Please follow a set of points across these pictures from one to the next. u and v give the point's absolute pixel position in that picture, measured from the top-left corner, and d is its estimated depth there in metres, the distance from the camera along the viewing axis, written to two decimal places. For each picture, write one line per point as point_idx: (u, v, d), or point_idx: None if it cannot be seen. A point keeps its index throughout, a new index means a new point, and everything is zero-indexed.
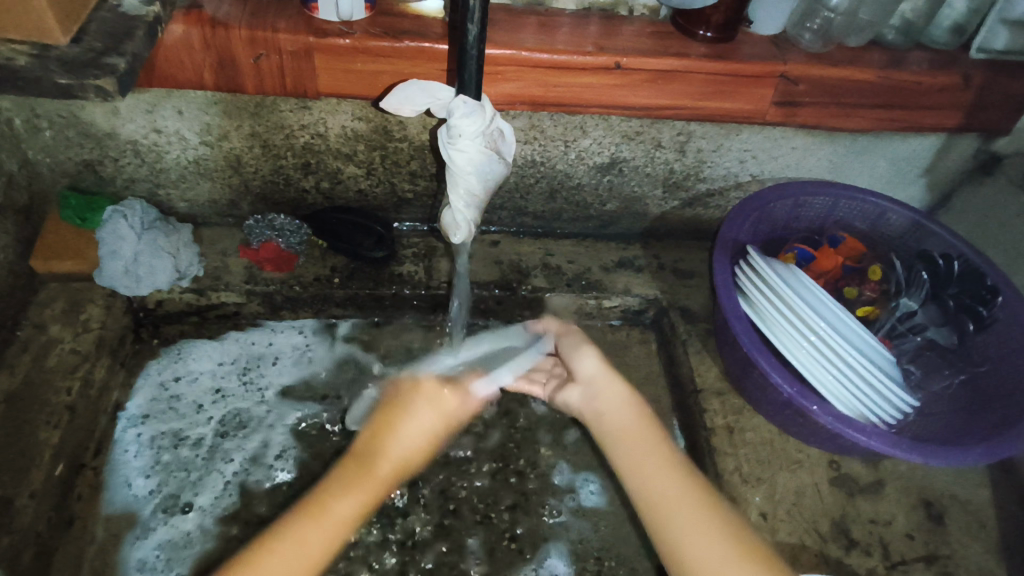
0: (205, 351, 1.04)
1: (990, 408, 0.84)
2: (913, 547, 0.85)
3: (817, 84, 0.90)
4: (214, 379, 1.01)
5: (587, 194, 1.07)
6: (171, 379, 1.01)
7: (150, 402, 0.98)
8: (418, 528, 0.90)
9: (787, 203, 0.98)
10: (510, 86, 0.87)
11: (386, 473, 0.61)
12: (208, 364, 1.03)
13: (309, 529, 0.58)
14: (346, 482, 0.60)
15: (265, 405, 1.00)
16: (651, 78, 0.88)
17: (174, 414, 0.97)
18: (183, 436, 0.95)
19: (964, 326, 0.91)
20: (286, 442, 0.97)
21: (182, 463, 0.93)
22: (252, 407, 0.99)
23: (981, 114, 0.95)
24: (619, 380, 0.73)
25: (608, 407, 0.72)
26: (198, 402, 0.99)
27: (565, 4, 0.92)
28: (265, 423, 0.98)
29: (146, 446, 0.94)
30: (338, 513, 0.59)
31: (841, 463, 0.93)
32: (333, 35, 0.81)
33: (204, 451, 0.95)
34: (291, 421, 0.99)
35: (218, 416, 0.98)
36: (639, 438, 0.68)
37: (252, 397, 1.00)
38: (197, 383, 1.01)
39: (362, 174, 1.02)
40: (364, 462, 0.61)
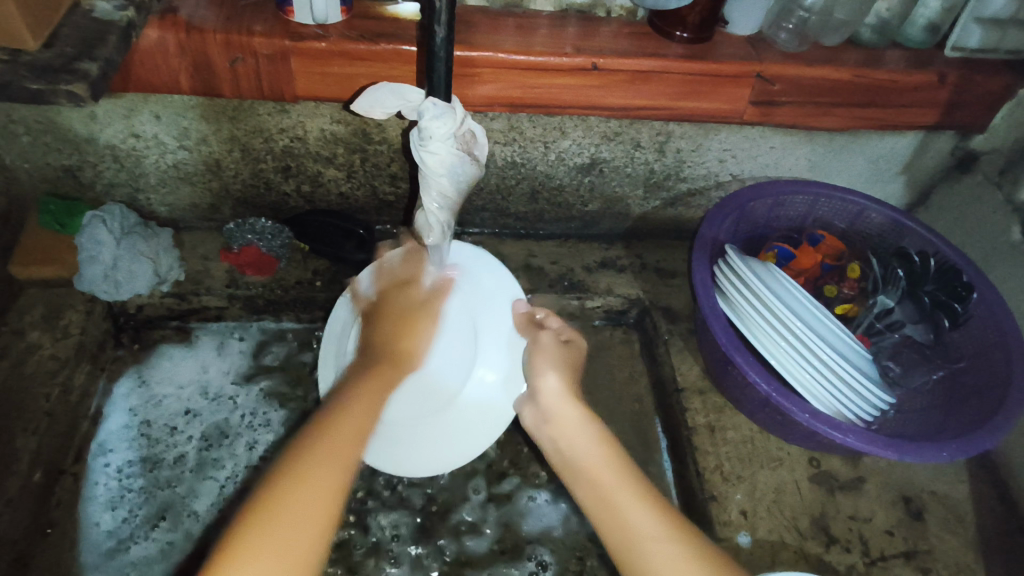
0: (168, 372, 1.02)
1: (966, 404, 0.85)
2: (892, 543, 0.86)
3: (794, 83, 0.91)
4: (182, 402, 0.99)
5: (568, 194, 1.07)
6: (140, 405, 0.98)
7: (119, 430, 0.96)
8: (400, 534, 0.90)
9: (767, 201, 0.99)
10: (487, 88, 0.87)
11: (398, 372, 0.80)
12: (173, 386, 1.01)
13: (337, 423, 0.63)
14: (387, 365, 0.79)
15: (240, 410, 0.99)
16: (628, 80, 0.88)
17: (149, 440, 0.95)
18: (160, 458, 0.94)
19: (938, 323, 0.89)
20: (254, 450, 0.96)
21: (164, 481, 0.92)
22: (229, 416, 0.99)
23: (957, 112, 0.95)
24: (573, 406, 0.76)
25: (570, 434, 0.73)
26: (170, 425, 0.97)
27: (543, 5, 0.92)
28: (246, 424, 0.98)
29: (115, 476, 0.91)
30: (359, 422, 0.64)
31: (821, 460, 0.93)
32: (310, 38, 0.81)
33: (191, 465, 0.94)
34: (271, 420, 0.99)
35: (196, 431, 0.97)
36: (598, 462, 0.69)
37: (224, 408, 0.99)
38: (165, 407, 0.98)
39: (343, 177, 1.02)
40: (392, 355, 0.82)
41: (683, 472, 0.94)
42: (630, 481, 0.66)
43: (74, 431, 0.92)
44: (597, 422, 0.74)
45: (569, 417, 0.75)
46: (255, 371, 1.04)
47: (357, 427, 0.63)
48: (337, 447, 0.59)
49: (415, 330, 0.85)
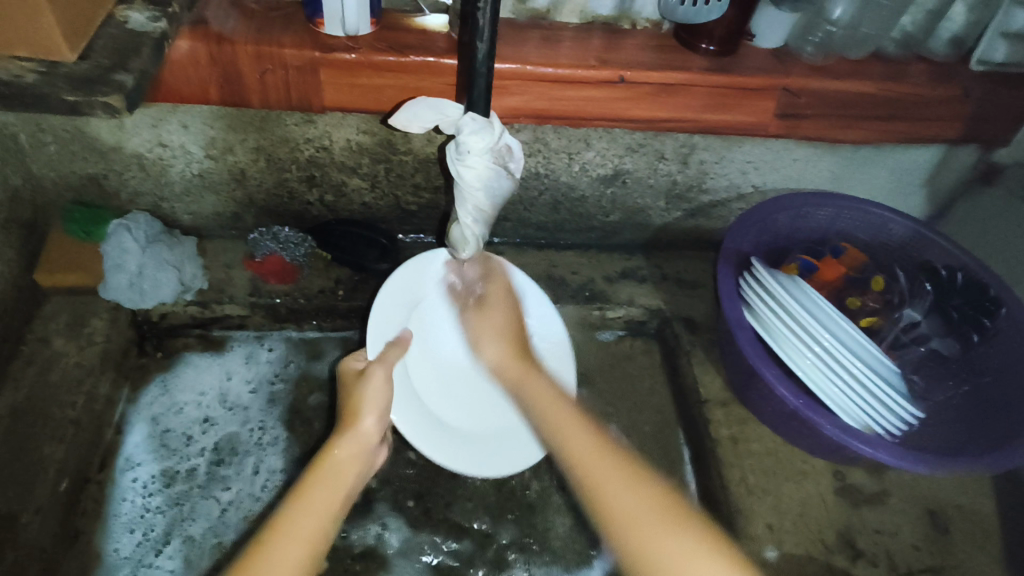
0: (188, 381, 1.02)
1: (993, 419, 0.84)
2: (918, 558, 0.86)
3: (819, 96, 0.91)
4: (201, 409, 0.99)
5: (590, 205, 1.07)
6: (162, 413, 0.98)
7: (141, 443, 0.95)
8: (423, 535, 0.90)
9: (789, 213, 0.99)
10: (513, 99, 0.88)
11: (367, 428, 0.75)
12: (194, 393, 1.01)
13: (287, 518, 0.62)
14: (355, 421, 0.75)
15: (252, 424, 0.99)
16: (654, 92, 0.88)
17: (166, 452, 0.95)
18: (174, 473, 0.93)
19: (968, 338, 0.90)
20: (265, 467, 0.95)
21: (175, 498, 0.91)
22: (243, 429, 0.98)
23: (981, 126, 0.95)
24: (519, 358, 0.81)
25: (529, 392, 0.75)
26: (187, 434, 0.97)
27: (568, 18, 0.93)
28: (259, 442, 0.98)
29: (139, 493, 0.91)
30: (352, 455, 0.72)
31: (846, 474, 0.93)
32: (339, 50, 0.82)
33: (199, 480, 0.93)
34: (284, 445, 0.98)
35: (211, 444, 0.97)
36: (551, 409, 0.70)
37: (237, 419, 0.99)
38: (184, 415, 0.98)
39: (366, 187, 1.02)
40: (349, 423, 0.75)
41: (707, 484, 0.94)
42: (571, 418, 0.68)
43: (99, 439, 0.92)
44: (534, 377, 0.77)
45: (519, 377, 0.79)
46: (276, 384, 1.03)
47: (312, 518, 0.63)
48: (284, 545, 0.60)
49: (363, 391, 0.78)
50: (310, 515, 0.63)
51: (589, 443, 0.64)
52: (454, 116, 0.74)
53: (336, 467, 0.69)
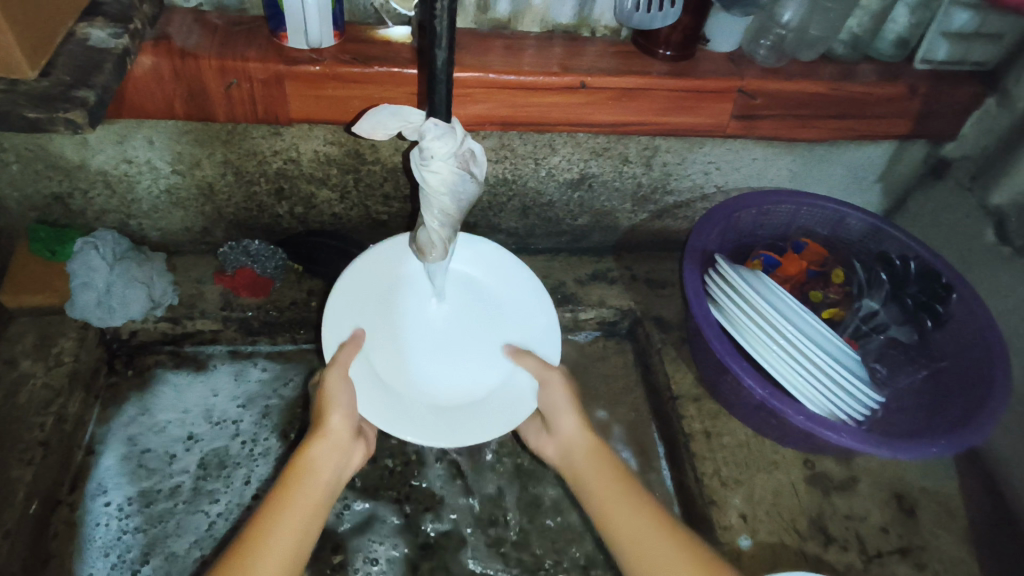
0: (169, 399, 1.00)
1: (952, 401, 0.88)
2: (888, 540, 0.88)
3: (774, 97, 0.94)
4: (185, 427, 0.98)
5: (559, 210, 1.09)
6: (140, 433, 0.97)
7: (117, 464, 0.93)
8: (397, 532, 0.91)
9: (751, 211, 1.02)
10: (479, 107, 0.90)
11: (340, 431, 0.76)
12: (176, 411, 0.99)
13: (265, 527, 0.65)
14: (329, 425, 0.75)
15: (240, 437, 0.98)
16: (615, 97, 0.91)
17: (146, 472, 0.93)
18: (156, 491, 0.92)
19: (922, 324, 0.93)
20: (252, 481, 0.95)
21: (158, 516, 0.90)
22: (229, 444, 0.98)
23: (929, 122, 0.99)
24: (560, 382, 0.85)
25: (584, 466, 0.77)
26: (169, 453, 0.95)
27: (530, 27, 0.95)
28: (246, 456, 0.97)
29: (117, 515, 0.89)
30: (327, 455, 0.73)
31: (815, 462, 0.95)
32: (303, 62, 0.83)
33: (185, 497, 0.92)
34: (274, 456, 0.97)
35: (198, 459, 0.96)
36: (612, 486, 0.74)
37: (225, 433, 0.98)
38: (167, 433, 0.97)
39: (336, 199, 1.03)
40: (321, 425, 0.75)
41: (682, 478, 0.95)
42: (637, 505, 0.70)
43: (68, 461, 0.90)
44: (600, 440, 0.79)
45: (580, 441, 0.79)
46: (269, 400, 1.02)
47: (293, 531, 0.65)
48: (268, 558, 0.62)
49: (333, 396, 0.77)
50: (288, 526, 0.65)
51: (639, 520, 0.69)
52: (417, 122, 0.72)
53: (311, 469, 0.71)
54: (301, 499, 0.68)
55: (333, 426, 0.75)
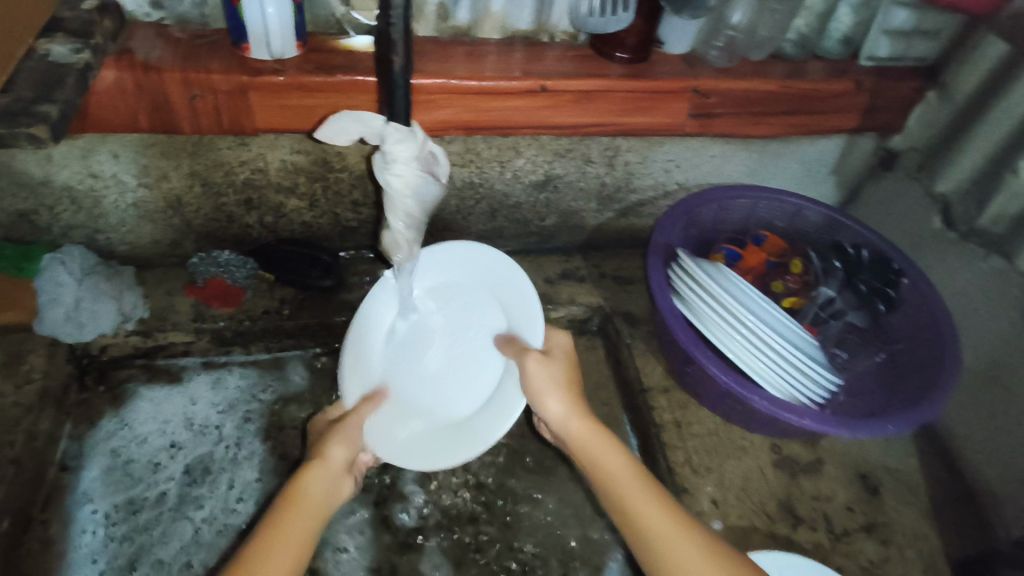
0: (148, 410, 1.00)
1: (908, 381, 0.92)
2: (853, 518, 0.91)
3: (728, 96, 0.98)
4: (166, 435, 0.98)
5: (526, 211, 1.12)
6: (122, 444, 0.96)
7: (100, 476, 0.93)
8: (375, 535, 0.91)
9: (712, 206, 1.06)
10: (443, 112, 0.92)
11: (339, 462, 0.75)
12: (157, 422, 0.99)
13: (259, 554, 0.63)
14: (327, 454, 0.75)
15: (224, 442, 0.98)
16: (575, 99, 0.94)
17: (130, 481, 0.93)
18: (141, 500, 0.92)
19: (875, 307, 0.97)
20: (236, 488, 0.95)
21: (143, 524, 0.90)
22: (214, 450, 0.98)
23: (875, 116, 1.04)
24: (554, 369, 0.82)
25: (591, 449, 0.76)
26: (153, 462, 0.95)
27: (489, 33, 0.97)
28: (231, 461, 0.97)
29: (101, 524, 0.89)
30: (325, 484, 0.72)
31: (782, 446, 0.98)
32: (267, 73, 0.84)
33: (170, 504, 0.92)
34: (258, 458, 0.98)
35: (182, 466, 0.96)
36: (622, 470, 0.73)
37: (209, 439, 0.98)
38: (148, 443, 0.97)
39: (305, 207, 1.04)
40: (320, 455, 0.75)
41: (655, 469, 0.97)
42: (650, 497, 0.70)
43: (40, 478, 0.90)
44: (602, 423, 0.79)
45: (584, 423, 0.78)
46: (250, 405, 1.03)
47: (283, 558, 0.63)
48: None
49: (336, 433, 0.78)
50: (279, 555, 0.64)
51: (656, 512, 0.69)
52: (377, 127, 0.72)
53: (304, 497, 0.70)
54: (293, 530, 0.66)
55: (331, 456, 0.75)
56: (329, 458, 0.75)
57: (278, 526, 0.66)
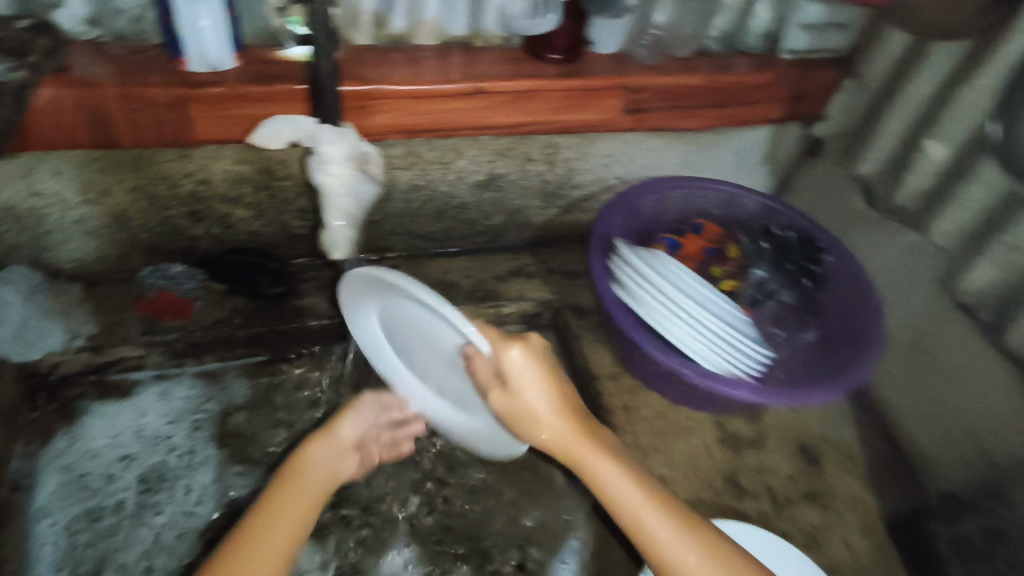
0: (100, 425, 1.00)
1: (839, 353, 0.97)
2: (794, 487, 0.96)
3: (657, 92, 1.02)
4: (119, 447, 0.99)
5: (472, 211, 1.15)
6: (75, 459, 0.97)
7: (55, 491, 0.94)
8: (334, 534, 0.92)
9: (650, 198, 1.10)
10: (382, 117, 0.95)
11: (342, 438, 0.86)
12: (108, 435, 1.00)
13: (275, 506, 0.73)
14: (330, 429, 0.86)
15: (179, 449, 1.00)
16: (511, 100, 0.97)
17: (86, 493, 0.94)
18: (99, 510, 0.94)
19: (802, 285, 1.01)
20: (193, 492, 0.97)
21: (103, 533, 0.92)
22: (169, 457, 0.99)
23: (798, 105, 1.10)
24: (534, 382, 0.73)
25: (591, 466, 0.72)
26: (108, 473, 0.97)
27: (426, 39, 1.00)
28: (187, 467, 0.99)
29: (61, 536, 0.91)
30: (329, 454, 0.83)
31: (726, 423, 1.02)
32: (205, 84, 0.86)
33: (129, 512, 0.94)
34: (213, 462, 1.00)
35: (138, 475, 0.97)
36: (629, 490, 0.70)
37: (162, 448, 1.00)
38: (101, 456, 0.98)
39: (252, 216, 1.06)
40: (326, 431, 0.86)
41: None
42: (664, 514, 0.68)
43: None
44: (588, 423, 0.74)
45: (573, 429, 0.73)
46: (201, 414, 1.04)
47: (293, 513, 0.73)
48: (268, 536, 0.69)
49: (343, 414, 0.89)
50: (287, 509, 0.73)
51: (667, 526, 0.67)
52: (307, 129, 0.90)
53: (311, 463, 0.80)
54: (299, 491, 0.76)
55: (333, 431, 0.86)
56: (332, 433, 0.86)
57: (287, 487, 0.76)
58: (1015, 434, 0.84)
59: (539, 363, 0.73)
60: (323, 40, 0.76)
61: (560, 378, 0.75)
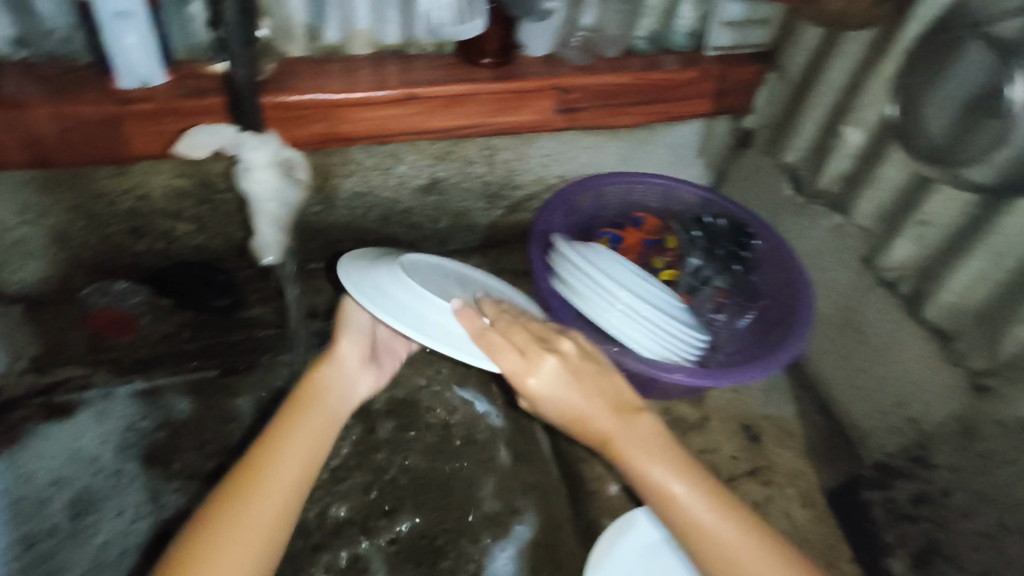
0: (33, 449, 0.99)
1: (772, 334, 1.02)
2: (737, 465, 0.99)
3: (588, 91, 1.06)
4: (52, 471, 0.97)
5: (417, 215, 1.18)
6: (7, 485, 0.95)
7: None
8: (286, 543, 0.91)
9: (589, 194, 1.13)
10: (318, 125, 0.96)
11: (345, 361, 0.92)
12: (41, 459, 0.98)
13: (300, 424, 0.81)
14: (332, 351, 0.92)
15: (115, 469, 0.99)
16: (445, 104, 1.00)
17: (21, 518, 0.93)
18: (34, 535, 0.92)
19: (732, 270, 1.06)
20: (133, 510, 0.96)
21: (39, 557, 0.91)
22: (104, 477, 0.98)
23: (725, 99, 1.14)
24: (581, 381, 0.79)
25: (634, 454, 0.77)
26: (41, 497, 0.95)
27: (360, 49, 1.02)
28: (125, 485, 0.98)
29: None
30: (335, 375, 0.90)
31: (672, 408, 1.05)
32: (138, 100, 0.87)
33: (65, 534, 0.93)
34: (150, 479, 0.99)
35: (67, 499, 0.96)
36: (672, 479, 0.76)
37: (96, 469, 0.98)
38: (33, 481, 0.96)
39: (195, 230, 1.06)
40: (329, 355, 0.91)
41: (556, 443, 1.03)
42: (704, 496, 0.75)
43: None
44: (628, 414, 0.79)
45: (621, 429, 0.78)
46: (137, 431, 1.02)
47: (317, 430, 0.82)
48: (300, 450, 0.78)
49: (342, 336, 0.93)
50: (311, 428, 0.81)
51: (707, 510, 0.75)
52: (233, 137, 0.93)
53: (323, 389, 0.87)
54: (320, 412, 0.84)
55: (334, 356, 0.91)
56: (335, 355, 0.91)
57: (306, 408, 0.83)
58: (932, 401, 0.89)
59: (573, 369, 0.79)
60: (241, 53, 0.82)
61: (604, 370, 0.81)
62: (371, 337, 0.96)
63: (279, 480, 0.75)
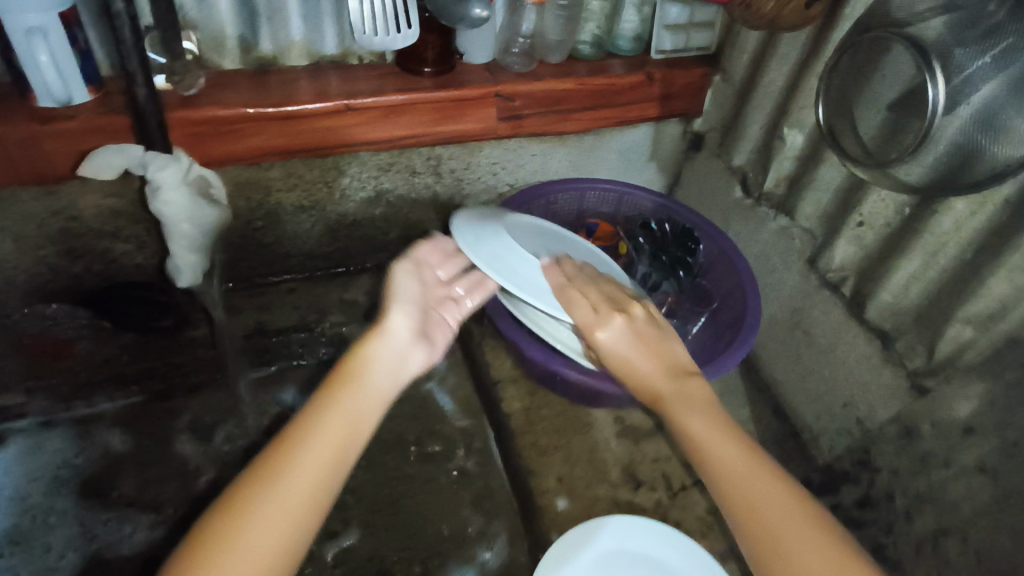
0: None
1: (721, 338, 1.01)
2: (689, 473, 0.98)
3: (531, 97, 1.04)
4: None
5: (366, 228, 1.16)
6: None
7: None
8: None
9: (540, 202, 1.12)
10: (253, 139, 0.94)
11: (392, 347, 0.70)
12: None
13: (331, 411, 0.64)
14: (373, 335, 0.71)
15: (40, 505, 0.92)
16: (384, 115, 0.98)
17: None
18: None
19: (678, 275, 1.06)
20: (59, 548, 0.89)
21: None
22: (28, 514, 0.91)
23: (672, 102, 1.13)
24: (641, 340, 0.74)
25: (691, 417, 0.68)
26: None
27: (297, 61, 1.00)
28: (50, 522, 0.91)
29: None
30: (383, 355, 0.69)
31: (625, 417, 1.04)
32: (61, 119, 0.85)
33: None
34: (78, 514, 0.92)
35: None
36: (734, 455, 0.65)
37: (20, 506, 0.92)
38: None
39: (134, 250, 1.04)
40: (377, 330, 0.71)
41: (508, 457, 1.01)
42: (768, 479, 0.63)
43: None
44: (684, 376, 0.72)
45: (676, 392, 0.70)
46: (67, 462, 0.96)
47: (350, 424, 0.63)
48: (324, 445, 0.61)
49: (390, 310, 0.74)
50: (346, 417, 0.64)
51: (777, 495, 0.62)
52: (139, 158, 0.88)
53: (364, 371, 0.67)
54: (355, 403, 0.65)
55: (381, 337, 0.71)
56: (387, 334, 0.71)
57: (342, 394, 0.65)
58: (877, 402, 0.87)
59: (633, 334, 0.75)
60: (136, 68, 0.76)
61: (666, 336, 0.76)
62: (422, 302, 0.76)
63: (294, 483, 0.58)
